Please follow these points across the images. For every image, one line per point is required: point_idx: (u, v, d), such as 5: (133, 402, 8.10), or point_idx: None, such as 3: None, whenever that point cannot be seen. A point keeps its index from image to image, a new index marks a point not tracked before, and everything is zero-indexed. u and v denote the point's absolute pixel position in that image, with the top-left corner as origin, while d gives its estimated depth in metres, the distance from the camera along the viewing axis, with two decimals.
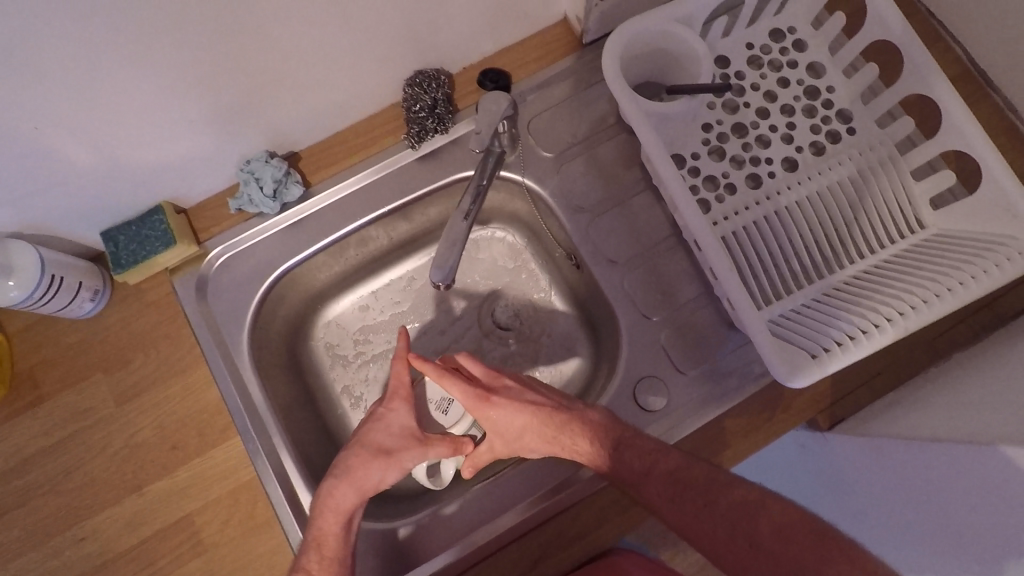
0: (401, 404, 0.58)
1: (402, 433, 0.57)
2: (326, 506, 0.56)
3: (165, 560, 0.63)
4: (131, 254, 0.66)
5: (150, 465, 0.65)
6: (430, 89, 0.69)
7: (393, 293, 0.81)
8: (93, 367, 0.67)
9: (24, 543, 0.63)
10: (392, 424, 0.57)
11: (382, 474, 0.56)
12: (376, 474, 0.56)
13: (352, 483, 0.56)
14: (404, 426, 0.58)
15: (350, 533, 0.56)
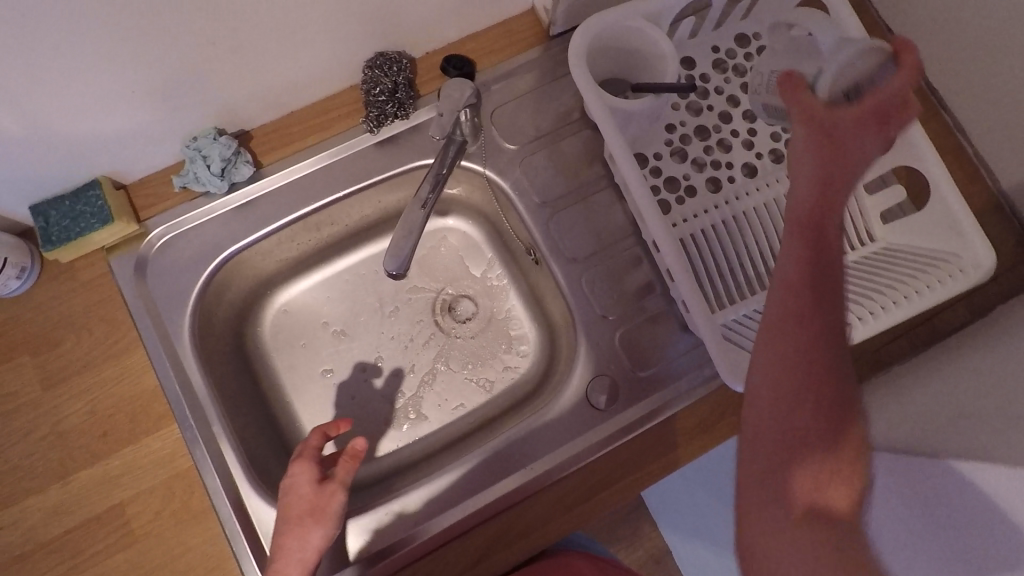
0: (302, 465, 0.57)
1: (313, 488, 0.56)
2: None
3: (93, 553, 0.60)
4: (62, 231, 0.62)
5: (79, 452, 0.62)
6: (389, 74, 0.67)
7: (347, 279, 0.78)
8: (18, 348, 0.63)
9: None
10: (298, 487, 0.56)
11: (311, 537, 0.54)
12: (312, 540, 0.54)
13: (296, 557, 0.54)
14: (310, 482, 0.56)
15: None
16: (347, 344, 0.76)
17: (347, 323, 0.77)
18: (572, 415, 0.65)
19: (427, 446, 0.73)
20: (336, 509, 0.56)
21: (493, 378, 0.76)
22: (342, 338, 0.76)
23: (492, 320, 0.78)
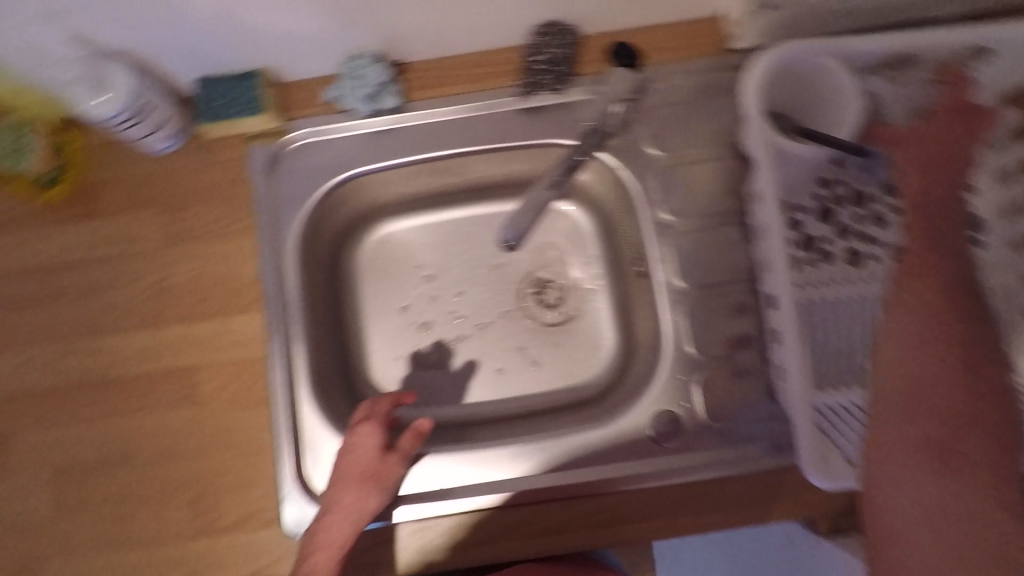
0: (368, 429, 0.61)
1: (378, 454, 0.60)
2: (320, 542, 0.56)
3: (159, 403, 0.66)
4: (218, 109, 0.66)
5: (174, 309, 0.67)
6: (557, 45, 0.67)
7: (451, 229, 0.79)
8: (151, 201, 0.68)
9: (43, 336, 0.67)
10: (362, 448, 0.60)
11: (368, 498, 0.58)
12: (369, 502, 0.58)
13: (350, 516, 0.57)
14: (376, 448, 0.60)
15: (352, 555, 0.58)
16: (431, 291, 0.77)
17: (438, 271, 0.78)
18: (623, 439, 0.63)
19: (473, 413, 0.74)
20: (396, 476, 0.60)
21: (557, 372, 0.75)
22: (428, 284, 0.77)
23: (575, 317, 0.76)
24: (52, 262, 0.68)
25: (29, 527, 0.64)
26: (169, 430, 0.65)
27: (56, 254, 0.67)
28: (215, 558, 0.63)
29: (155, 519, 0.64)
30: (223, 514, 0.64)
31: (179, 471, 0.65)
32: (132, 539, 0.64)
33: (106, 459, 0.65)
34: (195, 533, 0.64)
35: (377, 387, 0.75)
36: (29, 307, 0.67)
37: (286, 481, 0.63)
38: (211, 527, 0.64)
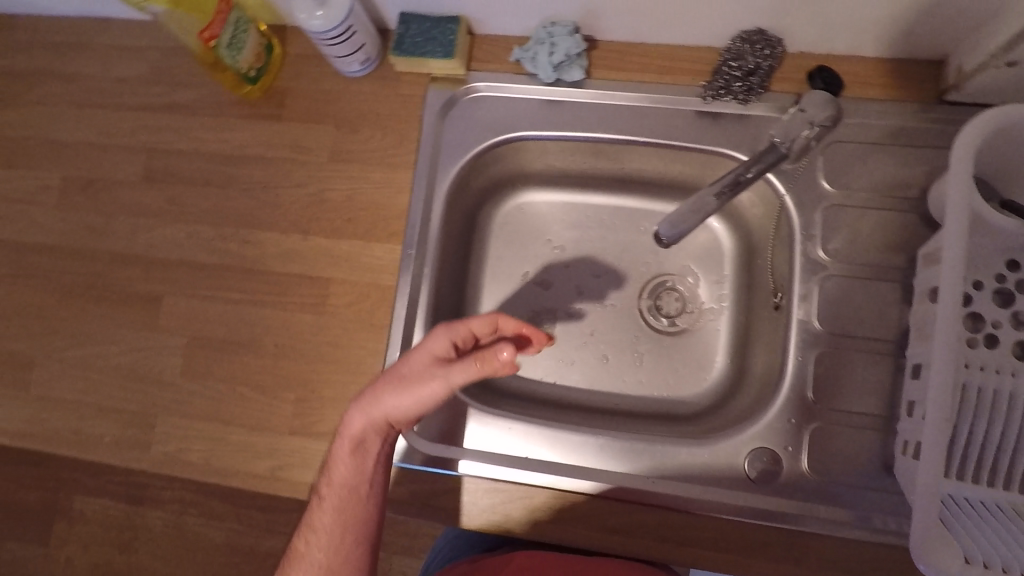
0: (436, 334, 0.54)
1: (429, 362, 0.54)
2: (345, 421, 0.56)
3: (289, 303, 0.70)
4: (412, 45, 0.68)
5: (324, 222, 0.71)
6: (756, 54, 0.64)
7: (590, 214, 0.79)
8: (329, 117, 0.72)
9: (208, 215, 0.72)
10: (421, 348, 0.54)
11: (386, 400, 0.53)
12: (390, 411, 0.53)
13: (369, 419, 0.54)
14: (432, 357, 0.54)
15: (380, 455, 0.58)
16: (555, 267, 0.78)
17: (567, 251, 0.78)
18: (716, 464, 0.62)
19: (566, 397, 0.74)
20: (422, 393, 0.52)
21: (659, 380, 0.73)
22: (554, 261, 0.78)
23: (691, 332, 0.75)
24: (231, 151, 0.73)
25: (157, 380, 0.71)
26: (293, 330, 0.70)
27: (238, 145, 0.73)
28: (304, 458, 0.67)
29: (262, 407, 0.69)
30: (320, 421, 0.67)
31: (293, 370, 0.69)
32: (238, 418, 0.69)
33: (234, 340, 0.70)
34: (293, 430, 0.68)
35: None
36: (203, 186, 0.73)
37: None
38: (308, 428, 0.68)
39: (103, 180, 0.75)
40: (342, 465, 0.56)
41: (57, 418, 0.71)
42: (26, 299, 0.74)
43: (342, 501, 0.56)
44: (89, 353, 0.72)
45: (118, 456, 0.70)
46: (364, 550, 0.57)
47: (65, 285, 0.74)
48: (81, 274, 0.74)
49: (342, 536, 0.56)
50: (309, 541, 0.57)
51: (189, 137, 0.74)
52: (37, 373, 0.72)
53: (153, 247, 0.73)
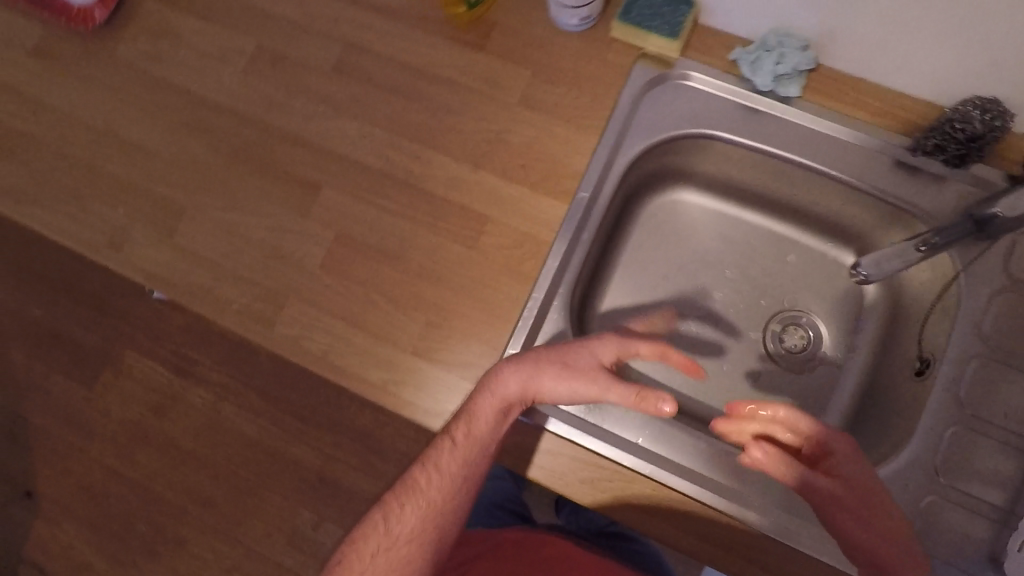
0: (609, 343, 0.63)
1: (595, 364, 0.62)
2: (492, 389, 0.61)
3: (443, 229, 0.70)
4: (638, 16, 0.69)
5: (497, 160, 0.71)
6: (984, 122, 0.60)
7: (741, 230, 0.79)
8: (530, 62, 0.72)
9: (387, 122, 0.73)
10: (590, 350, 0.62)
11: (549, 384, 0.61)
12: (511, 386, 0.60)
13: (520, 384, 0.60)
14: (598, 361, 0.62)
15: (503, 426, 0.61)
16: (692, 270, 0.78)
17: (709, 259, 0.79)
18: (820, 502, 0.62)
19: (673, 396, 0.75)
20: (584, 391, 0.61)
21: None
22: (694, 265, 0.79)
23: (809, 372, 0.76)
24: (424, 68, 0.74)
25: (295, 264, 0.72)
26: (440, 256, 0.70)
27: (434, 64, 0.74)
28: (419, 381, 0.67)
29: (390, 320, 0.69)
30: (444, 350, 0.68)
31: (428, 294, 0.69)
32: (365, 324, 0.70)
33: (378, 247, 0.71)
34: (415, 351, 0.68)
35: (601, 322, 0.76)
36: (387, 93, 0.74)
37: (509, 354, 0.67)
38: (430, 354, 0.68)
39: (293, 61, 0.77)
40: (465, 426, 0.61)
41: (193, 273, 0.74)
42: (191, 153, 0.77)
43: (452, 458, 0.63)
44: (238, 220, 0.74)
45: (242, 326, 0.72)
46: (464, 491, 0.64)
47: (233, 150, 0.76)
48: (249, 144, 0.76)
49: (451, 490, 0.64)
50: (421, 480, 0.65)
51: (388, 44, 0.75)
52: (182, 224, 0.75)
53: (324, 137, 0.74)
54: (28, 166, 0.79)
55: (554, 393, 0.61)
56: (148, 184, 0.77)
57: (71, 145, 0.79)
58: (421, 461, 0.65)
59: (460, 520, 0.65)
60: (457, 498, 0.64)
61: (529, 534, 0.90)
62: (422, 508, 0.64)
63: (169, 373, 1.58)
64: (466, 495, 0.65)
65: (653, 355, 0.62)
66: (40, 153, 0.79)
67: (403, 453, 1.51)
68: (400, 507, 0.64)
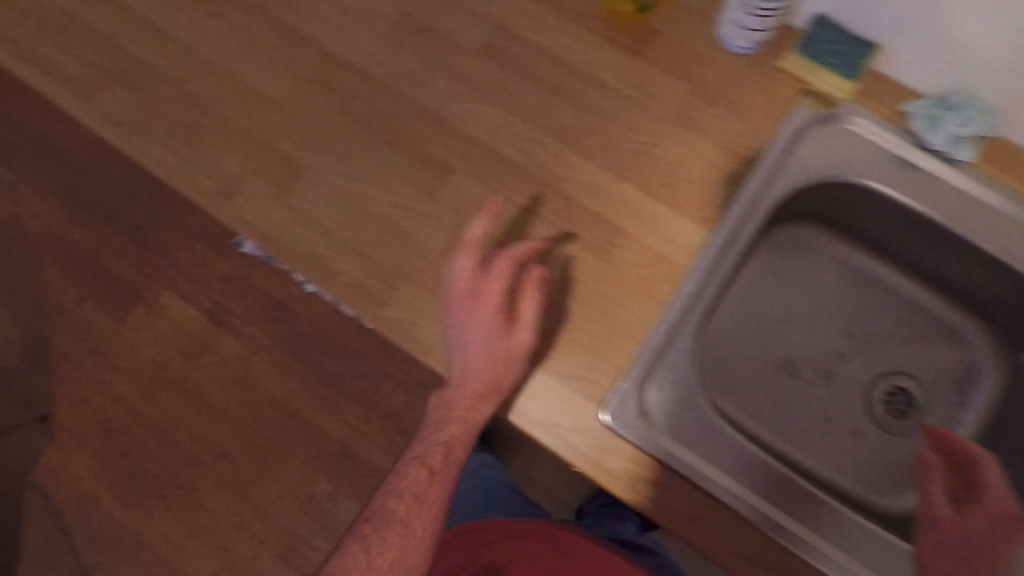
0: (472, 304, 0.65)
1: (498, 325, 0.64)
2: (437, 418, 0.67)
3: (575, 236, 0.68)
4: (816, 49, 0.68)
5: (641, 174, 0.68)
6: None
7: (863, 281, 0.77)
8: (688, 78, 0.69)
9: (529, 114, 0.71)
10: (463, 346, 0.64)
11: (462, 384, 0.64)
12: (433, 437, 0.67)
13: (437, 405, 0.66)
14: (486, 331, 0.63)
15: (451, 454, 0.67)
16: (808, 314, 0.76)
17: (826, 305, 0.77)
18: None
19: (769, 439, 0.73)
20: (502, 351, 0.63)
21: (857, 468, 0.73)
22: (810, 309, 0.77)
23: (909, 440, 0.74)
24: (576, 65, 0.71)
25: (414, 246, 0.69)
26: (566, 262, 0.68)
27: (587, 62, 0.71)
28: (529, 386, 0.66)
29: (507, 321, 0.67)
30: (560, 361, 0.66)
31: (549, 300, 0.67)
32: (480, 320, 0.67)
33: (503, 242, 0.68)
34: (529, 356, 0.66)
35: (709, 351, 0.74)
36: (533, 85, 0.71)
37: (631, 374, 0.65)
38: (544, 361, 0.66)
39: (436, 34, 0.73)
40: (442, 453, 0.66)
41: (305, 237, 0.71)
42: (317, 111, 0.73)
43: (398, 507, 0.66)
44: (358, 190, 0.71)
45: (349, 300, 0.69)
46: (443, 482, 0.67)
47: (361, 116, 0.73)
48: (379, 113, 0.73)
49: (430, 503, 0.66)
50: (391, 505, 0.67)
51: (541, 33, 0.72)
52: (300, 185, 0.72)
53: (461, 119, 0.71)
54: (144, 98, 0.76)
55: (494, 377, 0.63)
56: (267, 136, 0.74)
57: (190, 82, 0.76)
58: (388, 489, 0.68)
59: (440, 517, 0.67)
60: (438, 501, 0.66)
61: (556, 530, 0.91)
62: (404, 534, 0.65)
63: (204, 321, 1.55)
64: (444, 485, 0.67)
65: (493, 310, 0.63)
66: (157, 86, 0.76)
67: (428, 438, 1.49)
68: (380, 541, 0.65)
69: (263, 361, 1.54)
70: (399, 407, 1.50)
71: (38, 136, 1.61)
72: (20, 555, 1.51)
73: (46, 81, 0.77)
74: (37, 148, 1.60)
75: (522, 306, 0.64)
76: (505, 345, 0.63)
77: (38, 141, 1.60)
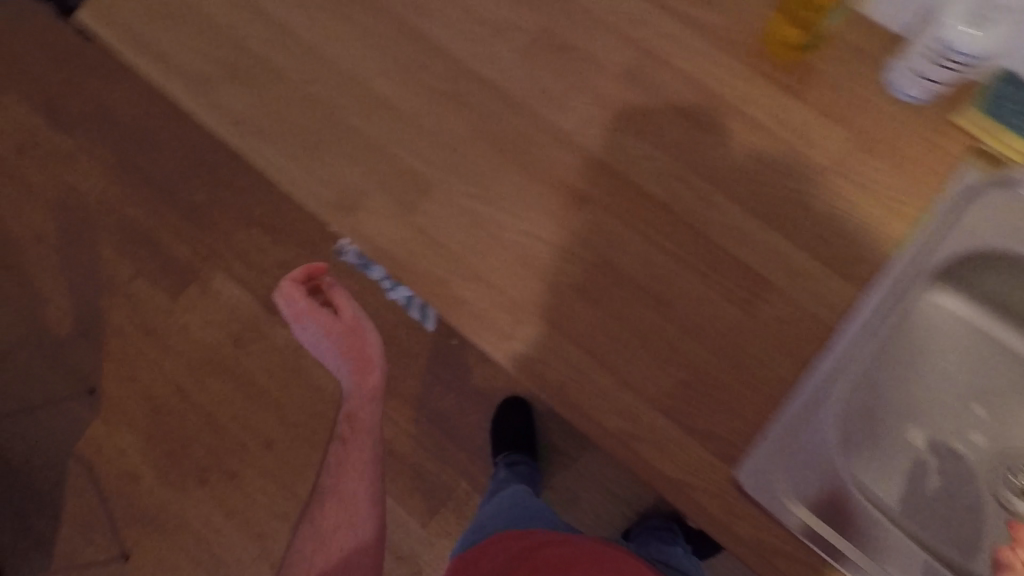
0: (304, 323, 0.72)
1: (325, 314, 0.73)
2: (357, 407, 0.78)
3: (717, 284, 0.65)
4: (1000, 106, 0.63)
5: (792, 224, 0.64)
6: None
7: (997, 363, 0.73)
8: (850, 124, 0.65)
9: (674, 149, 0.67)
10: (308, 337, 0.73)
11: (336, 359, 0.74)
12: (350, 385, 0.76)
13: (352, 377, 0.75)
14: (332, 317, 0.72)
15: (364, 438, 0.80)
16: (938, 384, 0.73)
17: (957, 379, 0.73)
18: None
19: (889, 506, 0.66)
20: (336, 336, 0.72)
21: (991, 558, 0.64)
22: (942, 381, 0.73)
23: None
24: (728, 100, 0.67)
25: (545, 281, 0.66)
26: (709, 312, 0.64)
27: (740, 97, 0.67)
28: (663, 441, 0.63)
29: (642, 370, 0.64)
30: (696, 417, 0.63)
31: (686, 349, 0.64)
32: (611, 365, 0.65)
33: (640, 285, 0.65)
34: (663, 409, 0.63)
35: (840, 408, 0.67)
36: (680, 118, 0.67)
37: (771, 432, 0.62)
38: (678, 416, 0.63)
39: (577, 53, 0.69)
40: (341, 448, 0.83)
41: (430, 260, 0.68)
42: (445, 124, 0.69)
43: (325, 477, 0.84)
44: (487, 215, 0.68)
45: (474, 332, 0.67)
46: (370, 467, 0.82)
47: (493, 136, 0.69)
48: (513, 134, 0.69)
49: (351, 471, 0.82)
50: (326, 480, 0.84)
51: (691, 62, 0.68)
52: (425, 203, 0.69)
53: (601, 148, 0.68)
54: (263, 98, 0.72)
55: (361, 348, 0.74)
56: (393, 149, 0.70)
57: (313, 84, 0.72)
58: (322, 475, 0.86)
59: (359, 482, 0.82)
60: (362, 471, 0.82)
61: (608, 547, 0.78)
62: (338, 502, 0.82)
63: (258, 308, 1.53)
64: (370, 477, 0.82)
65: (347, 324, 0.73)
66: (277, 84, 0.72)
67: (476, 445, 1.44)
68: (324, 509, 0.83)
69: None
70: (448, 411, 1.45)
71: (98, 104, 1.56)
72: (59, 527, 1.49)
73: (161, 72, 0.73)
74: (97, 115, 1.56)
75: (337, 299, 0.73)
76: (338, 328, 0.72)
77: (98, 109, 1.56)
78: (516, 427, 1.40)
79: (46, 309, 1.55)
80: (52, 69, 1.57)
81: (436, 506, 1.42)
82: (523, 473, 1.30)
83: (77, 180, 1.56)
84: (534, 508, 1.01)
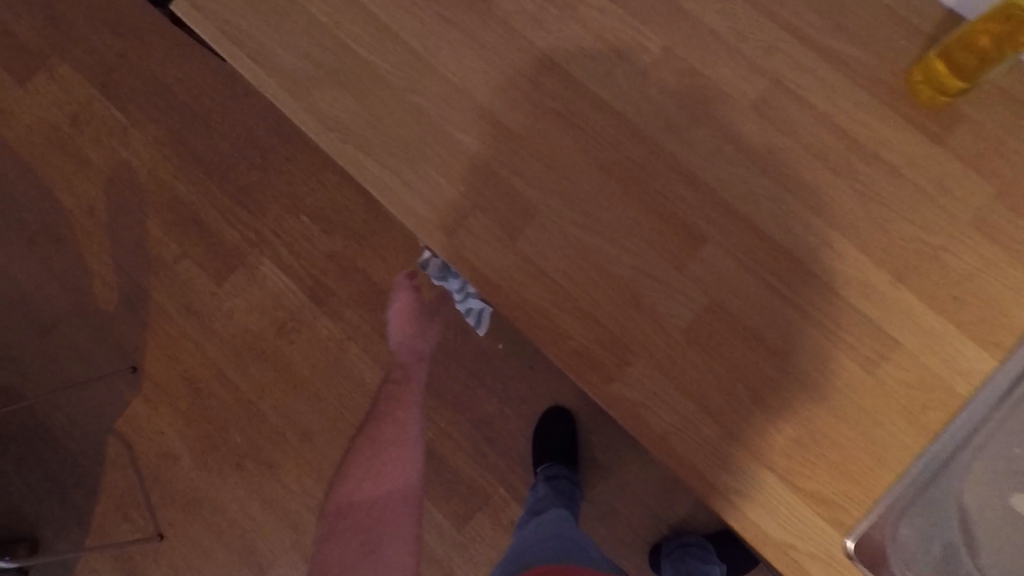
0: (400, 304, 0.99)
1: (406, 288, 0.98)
2: (410, 357, 1.02)
3: (839, 338, 0.61)
4: None
5: (926, 280, 0.60)
6: None
7: None
8: (995, 178, 0.61)
9: (801, 190, 0.63)
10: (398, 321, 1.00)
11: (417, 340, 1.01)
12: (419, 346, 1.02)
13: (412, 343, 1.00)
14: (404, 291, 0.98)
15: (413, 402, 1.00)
16: None
17: None
18: None
19: None
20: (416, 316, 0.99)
21: None
22: None
23: None
24: (863, 142, 0.63)
25: (653, 320, 0.64)
26: (827, 367, 0.61)
27: (877, 139, 0.62)
28: (771, 500, 0.60)
29: (751, 423, 0.61)
30: (806, 478, 0.60)
31: (802, 405, 0.61)
32: (718, 415, 0.62)
33: (754, 332, 0.62)
34: (772, 467, 0.60)
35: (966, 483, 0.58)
36: (810, 157, 0.63)
37: (877, 505, 0.59)
38: (786, 474, 0.60)
39: (702, 80, 0.65)
40: (394, 384, 1.03)
41: (531, 289, 0.66)
42: (556, 148, 0.67)
43: (382, 423, 0.98)
44: (595, 246, 0.65)
45: (574, 368, 0.65)
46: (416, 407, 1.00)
47: (606, 163, 0.66)
48: (627, 161, 0.65)
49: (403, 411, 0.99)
50: (376, 429, 0.98)
51: (825, 97, 0.64)
52: (530, 230, 0.66)
53: (721, 184, 0.64)
54: (366, 107, 0.70)
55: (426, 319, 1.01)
56: (499, 171, 0.67)
57: (418, 97, 0.69)
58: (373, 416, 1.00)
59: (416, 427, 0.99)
60: (407, 412, 0.99)
61: None
62: (392, 428, 0.99)
63: (305, 299, 1.45)
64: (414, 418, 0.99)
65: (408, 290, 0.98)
66: (381, 94, 0.70)
67: (517, 454, 1.33)
68: (371, 436, 0.98)
69: (358, 347, 1.43)
70: (491, 416, 1.34)
71: (150, 75, 1.49)
72: (96, 502, 1.47)
73: (265, 75, 0.72)
74: (147, 83, 1.49)
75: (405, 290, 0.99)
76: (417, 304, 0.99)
77: (150, 80, 1.49)
78: (559, 440, 1.27)
79: (90, 285, 1.50)
80: (104, 35, 1.50)
81: (472, 509, 1.33)
82: (563, 490, 1.21)
83: (127, 154, 1.50)
84: (569, 534, 1.02)
